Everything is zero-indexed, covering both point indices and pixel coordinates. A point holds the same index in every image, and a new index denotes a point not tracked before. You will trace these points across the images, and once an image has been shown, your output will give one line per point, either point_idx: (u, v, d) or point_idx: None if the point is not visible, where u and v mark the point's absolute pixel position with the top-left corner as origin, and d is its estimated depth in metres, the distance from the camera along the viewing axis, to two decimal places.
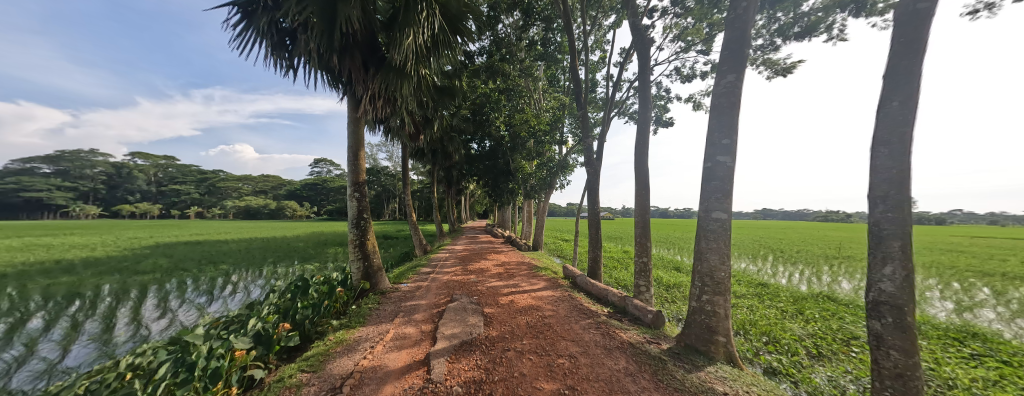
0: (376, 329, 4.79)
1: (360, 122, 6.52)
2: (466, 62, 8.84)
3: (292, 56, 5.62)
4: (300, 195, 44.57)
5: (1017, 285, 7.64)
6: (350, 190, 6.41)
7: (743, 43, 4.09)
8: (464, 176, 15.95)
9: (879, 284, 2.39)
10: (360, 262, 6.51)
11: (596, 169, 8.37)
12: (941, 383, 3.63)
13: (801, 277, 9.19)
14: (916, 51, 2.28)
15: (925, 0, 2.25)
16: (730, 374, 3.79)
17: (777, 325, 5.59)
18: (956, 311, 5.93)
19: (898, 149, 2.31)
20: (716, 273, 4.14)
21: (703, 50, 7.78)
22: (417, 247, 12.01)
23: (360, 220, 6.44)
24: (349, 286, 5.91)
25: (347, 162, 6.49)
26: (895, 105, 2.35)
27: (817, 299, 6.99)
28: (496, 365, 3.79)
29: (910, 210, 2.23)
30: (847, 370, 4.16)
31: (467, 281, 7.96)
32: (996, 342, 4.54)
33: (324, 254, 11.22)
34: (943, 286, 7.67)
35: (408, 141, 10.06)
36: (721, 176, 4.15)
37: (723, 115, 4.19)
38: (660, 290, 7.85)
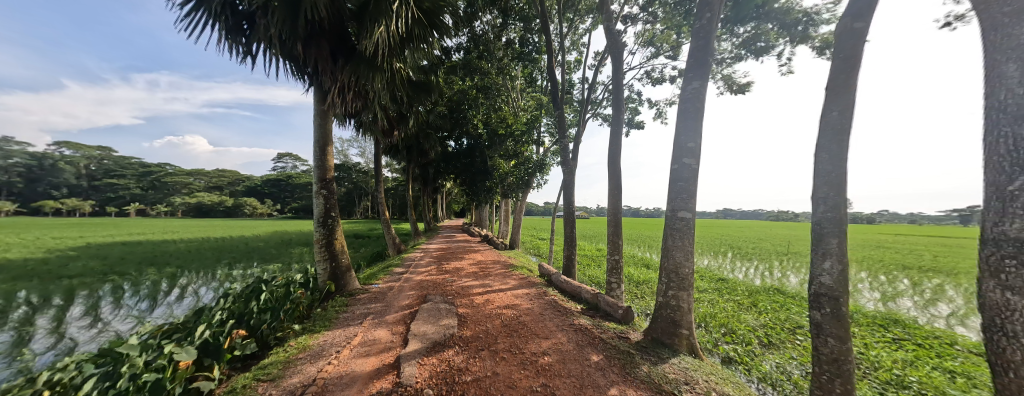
0: (343, 332, 4.58)
1: (327, 115, 6.20)
2: (443, 57, 8.70)
3: (250, 41, 5.23)
4: (263, 192, 41.68)
5: (930, 276, 8.76)
6: (316, 187, 6.08)
7: (707, 51, 4.32)
8: (440, 174, 15.64)
9: (819, 278, 2.63)
10: (327, 262, 6.18)
11: (571, 169, 8.53)
12: (868, 365, 4.07)
13: (756, 272, 9.93)
14: (851, 67, 2.54)
15: (861, 21, 2.49)
16: (691, 365, 4.01)
17: (733, 317, 6.00)
18: (882, 301, 6.68)
19: (836, 154, 2.55)
20: (680, 269, 4.37)
21: (671, 56, 8.21)
22: (390, 247, 11.58)
23: (328, 218, 6.13)
24: (313, 288, 5.58)
25: (312, 157, 6.15)
26: (834, 114, 2.60)
27: (769, 292, 7.57)
28: (468, 365, 3.74)
29: (846, 210, 2.49)
30: (794, 356, 4.56)
31: (441, 281, 7.83)
32: (913, 327, 5.17)
33: (288, 255, 10.52)
34: (872, 278, 8.62)
35: (381, 137, 9.74)
36: (687, 177, 4.37)
37: (689, 118, 4.41)
38: (630, 286, 8.16)
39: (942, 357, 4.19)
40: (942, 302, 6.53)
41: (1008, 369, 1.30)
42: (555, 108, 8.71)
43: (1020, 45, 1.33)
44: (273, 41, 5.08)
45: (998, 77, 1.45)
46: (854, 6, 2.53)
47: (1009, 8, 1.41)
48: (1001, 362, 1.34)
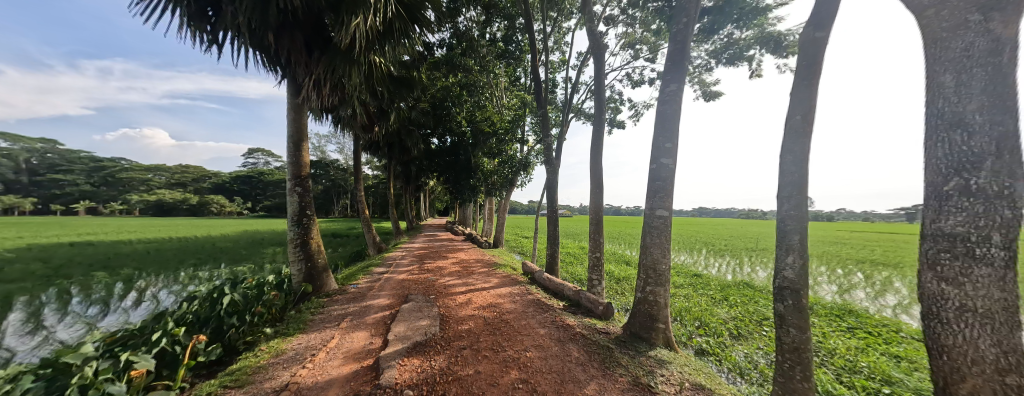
0: (319, 335, 4.44)
1: (302, 109, 5.96)
2: (425, 53, 8.52)
3: (216, 29, 4.92)
4: (233, 190, 39.47)
5: (879, 269, 9.52)
6: (290, 185, 5.83)
7: (683, 55, 4.47)
8: (422, 172, 15.38)
9: (783, 272, 2.80)
10: (302, 262, 5.94)
11: (555, 168, 8.61)
12: (826, 353, 4.38)
13: (727, 267, 10.43)
14: (811, 73, 2.72)
15: (821, 31, 2.65)
16: (667, 357, 4.17)
17: (706, 310, 6.28)
18: (839, 293, 7.20)
19: (798, 156, 2.73)
20: (658, 265, 4.53)
21: (649, 59, 8.46)
22: (370, 246, 11.28)
23: (303, 217, 5.89)
24: (286, 290, 5.35)
25: (286, 153, 5.88)
26: (797, 118, 2.77)
27: (739, 287, 7.97)
28: (450, 365, 3.72)
29: (808, 209, 2.68)
30: (760, 346, 4.84)
31: (423, 280, 7.71)
32: (865, 316, 5.60)
33: (259, 255, 10.01)
34: (830, 272, 9.25)
35: (361, 133, 9.46)
36: (665, 177, 4.52)
37: (667, 119, 4.55)
38: (610, 283, 8.37)
39: (889, 343, 4.58)
40: (889, 293, 7.12)
41: (945, 350, 1.55)
42: (539, 107, 8.75)
43: (955, 58, 1.51)
44: (241, 30, 4.80)
45: (937, 86, 1.61)
46: (816, 17, 2.70)
47: (947, 23, 1.57)
48: (935, 345, 1.59)
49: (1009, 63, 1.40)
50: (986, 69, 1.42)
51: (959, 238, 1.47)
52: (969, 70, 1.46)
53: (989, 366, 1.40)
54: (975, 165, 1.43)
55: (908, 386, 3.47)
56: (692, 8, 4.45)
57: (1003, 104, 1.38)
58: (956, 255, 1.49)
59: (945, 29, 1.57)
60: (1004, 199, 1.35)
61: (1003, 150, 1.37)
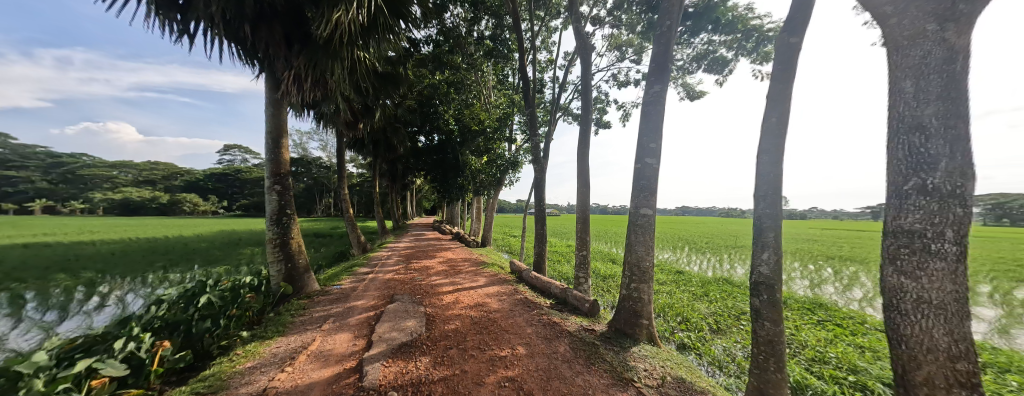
0: (300, 338, 4.31)
1: (281, 104, 5.75)
2: (411, 50, 8.38)
3: (187, 19, 4.67)
4: (208, 188, 37.71)
5: (847, 264, 10.07)
6: (268, 183, 5.62)
7: (667, 57, 4.57)
8: (409, 170, 15.15)
9: (759, 268, 2.90)
10: (281, 263, 5.73)
11: (542, 166, 8.66)
12: (798, 344, 4.60)
13: (707, 264, 10.78)
14: (785, 78, 2.83)
15: (795, 37, 2.77)
16: (650, 352, 4.27)
17: (688, 306, 6.47)
18: (810, 287, 7.55)
19: (774, 157, 2.83)
20: (642, 262, 4.63)
21: (635, 60, 8.63)
22: (354, 246, 11.04)
23: (282, 217, 5.70)
24: (264, 291, 5.15)
25: (265, 150, 5.67)
26: (773, 121, 2.88)
27: (718, 283, 8.23)
28: (436, 365, 3.69)
29: (782, 207, 2.79)
30: (737, 340, 5.03)
31: (409, 280, 7.61)
32: (834, 309, 5.91)
33: (235, 256, 9.60)
34: (802, 268, 9.71)
35: (345, 130, 9.22)
36: (649, 176, 4.62)
37: (651, 120, 4.64)
38: (597, 280, 8.49)
39: (855, 334, 4.85)
40: (856, 287, 7.53)
41: (902, 340, 1.67)
42: (527, 106, 8.78)
43: (914, 64, 1.62)
44: (215, 20, 4.58)
45: (897, 92, 1.73)
46: (790, 23, 2.82)
47: (907, 32, 1.67)
48: (894, 335, 1.73)
49: (962, 71, 1.51)
50: (941, 76, 1.53)
51: (917, 233, 1.58)
52: (927, 76, 1.57)
53: (942, 353, 1.53)
54: (931, 165, 1.54)
55: (871, 375, 3.68)
56: (676, 12, 4.56)
57: (956, 109, 1.49)
58: (914, 250, 1.60)
59: (906, 37, 1.67)
60: (956, 197, 1.47)
61: (956, 153, 1.48)
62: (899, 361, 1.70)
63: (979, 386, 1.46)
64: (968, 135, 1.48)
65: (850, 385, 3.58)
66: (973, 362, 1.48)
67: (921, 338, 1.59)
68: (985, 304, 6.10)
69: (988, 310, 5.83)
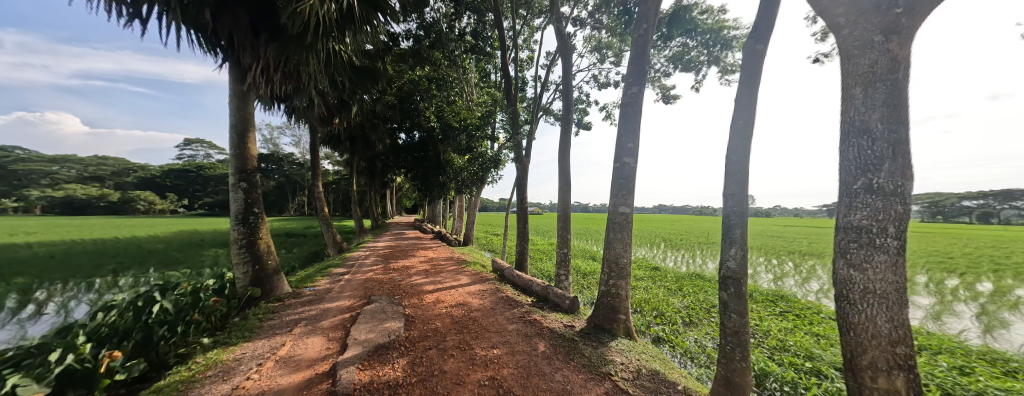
0: (267, 343, 4.09)
1: (248, 96, 5.42)
2: (390, 44, 8.15)
3: (138, 2, 4.31)
4: (167, 185, 35.01)
5: (806, 258, 10.83)
6: (233, 180, 5.29)
7: (644, 59, 4.70)
8: (389, 168, 14.76)
9: (727, 263, 3.04)
10: (248, 264, 5.41)
11: (525, 165, 8.68)
12: (762, 334, 4.88)
13: (681, 260, 11.25)
14: (752, 82, 2.97)
15: (760, 43, 2.93)
16: (627, 346, 4.40)
17: (663, 301, 6.72)
18: (774, 280, 8.06)
19: (741, 157, 2.98)
20: (620, 258, 4.74)
21: (614, 62, 8.83)
22: (329, 246, 10.62)
23: (249, 215, 5.40)
24: (228, 295, 4.83)
25: (229, 145, 5.32)
26: (740, 123, 3.03)
27: (692, 278, 8.61)
28: (415, 366, 3.62)
29: (748, 205, 2.95)
30: (708, 331, 5.28)
31: (388, 280, 7.42)
32: (793, 301, 6.33)
33: (197, 258, 8.97)
34: (768, 262, 10.33)
35: (319, 125, 8.83)
36: (627, 175, 4.74)
37: (630, 121, 4.75)
38: (577, 278, 8.65)
39: (812, 323, 5.21)
40: (814, 279, 8.09)
41: (850, 327, 1.82)
42: (509, 104, 8.76)
43: (864, 72, 1.75)
44: (170, 4, 4.23)
45: (848, 98, 1.86)
46: (756, 31, 2.97)
47: (857, 42, 1.80)
48: (843, 323, 1.88)
49: (902, 80, 1.65)
50: (886, 84, 1.67)
51: (865, 229, 1.71)
52: (874, 84, 1.70)
53: (884, 339, 1.70)
54: (877, 166, 1.68)
55: (825, 360, 3.98)
56: (652, 16, 4.69)
57: (898, 115, 1.64)
58: (861, 245, 1.73)
59: (856, 47, 1.79)
60: (898, 195, 1.61)
61: (896, 154, 1.63)
62: (848, 346, 1.86)
63: (915, 366, 1.63)
64: (906, 139, 1.63)
65: (807, 370, 3.84)
66: (910, 346, 1.64)
67: (866, 326, 1.74)
68: (923, 292, 6.73)
69: (925, 298, 6.44)
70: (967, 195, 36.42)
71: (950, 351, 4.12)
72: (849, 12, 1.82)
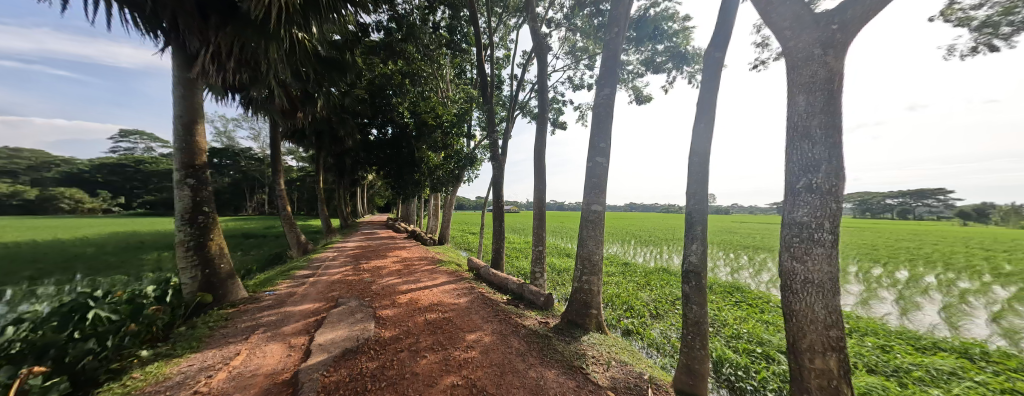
0: (220, 352, 3.76)
1: (196, 86, 4.94)
2: (360, 35, 7.82)
3: None
4: None
5: (758, 252, 11.78)
6: (178, 176, 4.80)
7: (615, 62, 4.83)
8: (360, 165, 14.14)
9: (689, 257, 3.22)
10: (198, 269, 4.93)
11: (501, 163, 8.67)
12: (720, 323, 5.24)
13: (650, 255, 11.80)
14: (712, 88, 3.15)
15: (719, 51, 3.12)
16: (598, 340, 4.54)
17: (632, 295, 7.01)
18: (731, 273, 8.70)
19: (701, 158, 3.17)
20: (593, 255, 4.87)
21: (588, 65, 9.06)
22: (294, 247, 9.99)
23: (198, 215, 4.93)
24: (175, 302, 4.37)
25: (172, 137, 4.81)
26: (701, 126, 3.22)
27: (659, 272, 9.08)
28: (385, 370, 3.51)
29: (708, 203, 3.14)
30: (672, 323, 5.59)
31: (358, 281, 7.13)
32: (747, 291, 6.87)
33: (136, 263, 8.03)
34: (726, 256, 11.11)
35: (281, 118, 8.23)
36: (599, 174, 4.88)
37: (602, 122, 4.87)
38: (552, 275, 8.80)
39: (763, 312, 5.69)
40: (765, 271, 8.80)
41: (791, 314, 2.00)
42: (485, 103, 8.68)
43: (806, 82, 1.91)
44: None
45: (792, 104, 2.03)
46: (716, 40, 3.16)
47: (799, 54, 1.97)
48: (785, 310, 2.06)
49: (837, 90, 1.84)
50: (824, 93, 1.85)
51: (806, 225, 1.88)
52: (814, 94, 1.88)
53: (821, 323, 1.88)
54: (816, 167, 1.86)
55: (773, 345, 4.36)
56: (623, 20, 4.83)
57: (833, 121, 1.82)
58: (803, 239, 1.89)
59: (799, 58, 1.96)
60: (832, 194, 1.79)
61: (832, 157, 1.81)
62: (791, 332, 2.04)
63: (844, 347, 1.83)
64: (840, 144, 1.81)
65: (758, 355, 4.18)
66: (841, 329, 1.84)
67: (805, 311, 1.92)
68: (854, 281, 7.56)
69: (856, 286, 7.23)
70: (891, 194, 41.36)
71: (874, 332, 4.67)
72: (794, 26, 1.99)
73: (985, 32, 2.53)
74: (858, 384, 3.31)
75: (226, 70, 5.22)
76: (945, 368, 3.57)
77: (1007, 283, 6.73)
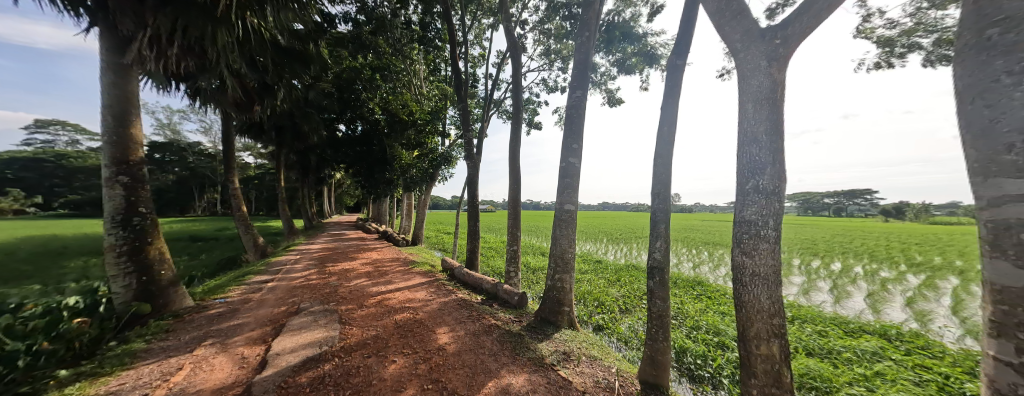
0: (159, 368, 3.39)
1: (130, 72, 4.42)
2: (324, 25, 7.40)
3: None
4: None
5: (718, 248, 12.63)
6: (106, 174, 4.25)
7: (586, 66, 4.95)
8: (327, 162, 13.42)
9: (654, 254, 3.37)
10: (133, 275, 4.39)
11: (476, 163, 8.60)
12: (683, 316, 5.55)
13: (621, 253, 12.26)
14: (674, 93, 3.33)
15: (680, 59, 3.30)
16: (570, 336, 4.64)
17: (603, 291, 7.23)
18: (694, 268, 9.25)
19: (664, 159, 3.34)
20: (565, 253, 4.96)
21: (562, 67, 9.21)
22: (251, 250, 9.26)
23: (134, 217, 4.43)
24: (103, 315, 3.83)
25: (100, 129, 4.25)
26: (664, 129, 3.38)
27: (628, 269, 9.46)
28: (349, 377, 3.35)
29: (670, 203, 3.30)
30: (639, 316, 5.84)
31: (324, 285, 6.76)
32: (707, 285, 7.33)
33: (54, 273, 6.98)
34: (690, 252, 11.81)
35: (234, 111, 7.57)
36: (572, 174, 4.98)
37: (574, 124, 4.97)
38: (527, 274, 8.89)
39: (720, 303, 6.12)
40: (723, 266, 9.45)
41: (741, 306, 2.15)
42: (460, 100, 8.54)
43: (753, 92, 2.07)
44: None
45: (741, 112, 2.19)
46: (678, 48, 3.33)
47: (748, 65, 2.12)
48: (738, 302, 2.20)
49: (779, 101, 2.01)
50: (768, 102, 2.02)
51: (754, 223, 2.03)
52: (760, 102, 2.04)
53: (767, 313, 2.05)
54: (762, 170, 2.02)
55: (728, 334, 4.68)
56: (592, 26, 4.96)
57: (774, 128, 2.00)
58: (752, 236, 2.04)
59: (747, 69, 2.12)
60: (775, 195, 1.96)
61: (775, 161, 1.98)
62: (742, 322, 2.19)
63: (786, 335, 2.01)
64: (781, 148, 1.99)
65: (714, 344, 4.48)
66: (783, 317, 2.02)
67: (753, 303, 2.07)
68: (798, 272, 8.33)
69: (799, 277, 7.99)
70: (830, 194, 46.07)
71: (813, 319, 5.17)
72: (743, 39, 2.15)
73: (885, 50, 2.88)
74: (798, 366, 3.64)
75: (167, 55, 4.72)
76: (869, 349, 4.02)
77: (918, 272, 7.75)
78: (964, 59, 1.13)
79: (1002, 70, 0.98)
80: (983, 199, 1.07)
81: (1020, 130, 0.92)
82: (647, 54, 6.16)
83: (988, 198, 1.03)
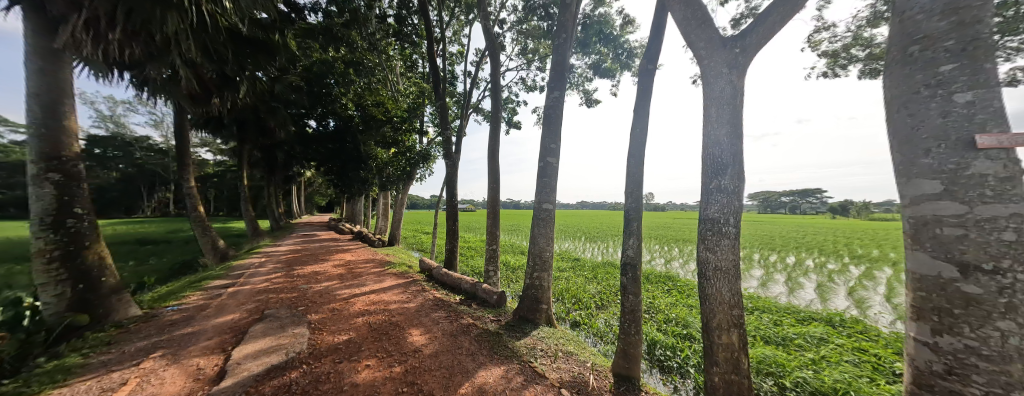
0: (99, 384, 3.07)
1: (62, 57, 3.95)
2: (292, 15, 7.02)
3: None
4: None
5: (688, 244, 13.27)
6: (31, 170, 3.78)
7: (563, 66, 5.03)
8: (296, 159, 12.72)
9: (627, 250, 3.47)
10: (67, 283, 3.93)
11: (455, 162, 8.48)
12: (654, 310, 5.79)
13: (598, 250, 12.57)
14: (645, 96, 3.45)
15: (651, 63, 3.43)
16: (548, 333, 4.69)
17: (580, 288, 7.39)
18: (666, 264, 9.67)
19: (637, 160, 3.46)
20: (543, 252, 5.01)
21: (540, 67, 9.27)
22: (209, 253, 8.59)
23: (66, 218, 3.98)
24: (30, 328, 3.41)
25: (25, 119, 3.78)
26: (636, 131, 3.51)
27: (604, 266, 9.72)
28: (319, 384, 3.21)
29: (642, 202, 3.43)
30: (614, 312, 6.04)
31: (292, 289, 6.41)
32: (677, 280, 7.69)
33: None
34: (662, 249, 12.33)
35: (189, 103, 6.98)
36: (550, 173, 5.04)
37: (552, 124, 5.02)
38: (507, 273, 8.91)
39: (688, 297, 6.45)
40: (691, 262, 9.95)
41: (706, 298, 2.26)
42: (437, 97, 8.34)
43: (715, 97, 2.20)
44: None
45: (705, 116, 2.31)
46: (648, 52, 3.46)
47: (711, 72, 2.25)
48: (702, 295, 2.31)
49: (739, 106, 2.15)
50: (729, 107, 2.15)
51: (717, 220, 2.16)
52: (722, 107, 2.17)
53: (727, 304, 2.17)
54: (723, 170, 2.15)
55: (695, 326, 4.94)
56: (569, 28, 5.04)
57: (734, 131, 2.13)
58: (716, 232, 2.16)
59: (710, 76, 2.25)
60: (736, 194, 2.10)
61: (735, 161, 2.11)
62: (705, 314, 2.30)
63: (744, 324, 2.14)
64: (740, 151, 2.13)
65: (683, 336, 4.70)
66: (740, 308, 2.16)
67: (716, 295, 2.18)
68: (758, 266, 8.93)
69: (759, 271, 8.57)
70: (788, 194, 49.72)
71: (769, 309, 5.58)
72: (707, 46, 2.27)
73: (830, 60, 3.15)
74: (756, 354, 3.90)
75: (108, 40, 4.28)
76: (817, 335, 4.39)
77: (859, 264, 8.55)
78: (893, 73, 1.26)
79: (923, 83, 1.14)
80: (904, 197, 1.22)
81: (937, 136, 1.08)
82: (622, 57, 6.35)
83: (912, 196, 1.16)
